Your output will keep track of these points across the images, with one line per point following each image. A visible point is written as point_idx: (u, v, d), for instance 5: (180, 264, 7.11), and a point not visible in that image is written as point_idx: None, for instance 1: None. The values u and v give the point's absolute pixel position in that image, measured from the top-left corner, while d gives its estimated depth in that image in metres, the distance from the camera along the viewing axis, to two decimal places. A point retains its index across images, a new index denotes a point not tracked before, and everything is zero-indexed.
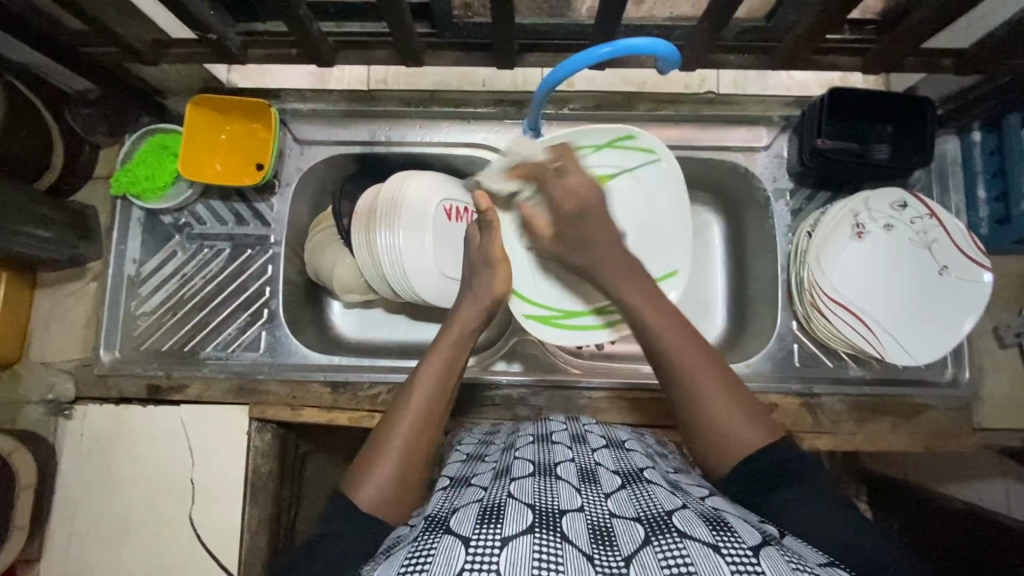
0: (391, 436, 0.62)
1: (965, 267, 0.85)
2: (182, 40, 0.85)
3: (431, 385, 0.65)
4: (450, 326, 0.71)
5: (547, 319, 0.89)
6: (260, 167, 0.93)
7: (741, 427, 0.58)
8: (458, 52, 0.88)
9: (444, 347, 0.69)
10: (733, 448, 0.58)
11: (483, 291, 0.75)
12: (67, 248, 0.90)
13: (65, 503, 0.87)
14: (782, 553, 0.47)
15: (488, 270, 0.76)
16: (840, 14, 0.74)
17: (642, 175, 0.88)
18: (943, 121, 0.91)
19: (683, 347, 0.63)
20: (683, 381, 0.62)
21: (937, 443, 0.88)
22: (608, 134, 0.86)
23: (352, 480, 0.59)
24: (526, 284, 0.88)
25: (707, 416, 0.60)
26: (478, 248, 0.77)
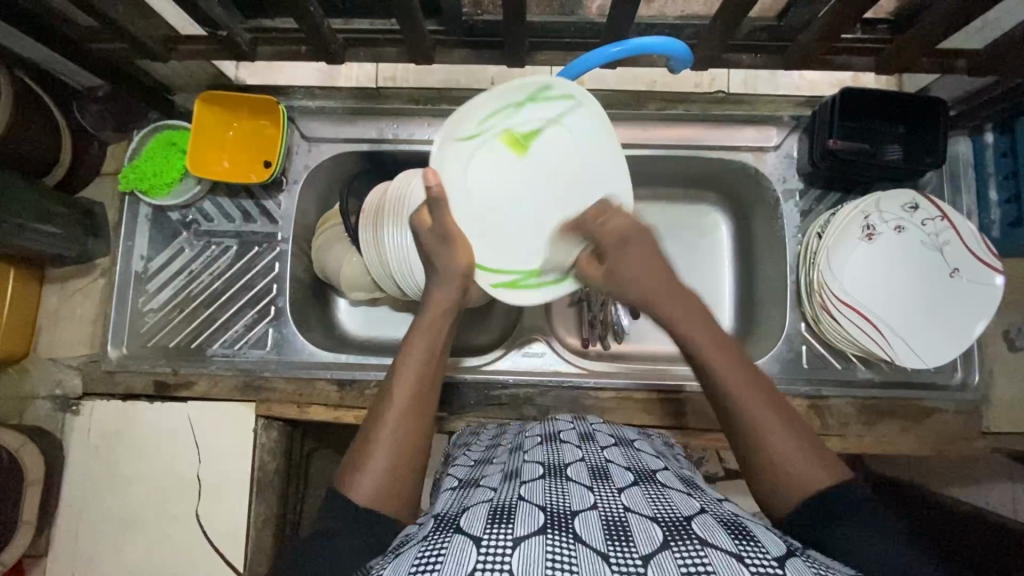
0: (380, 428, 0.61)
1: (977, 270, 0.85)
2: (192, 36, 0.83)
3: (411, 375, 0.64)
4: (427, 309, 0.70)
5: (517, 282, 0.76)
6: (268, 165, 0.93)
7: (802, 463, 0.56)
8: (468, 50, 0.88)
9: (423, 333, 0.68)
10: (793, 484, 0.55)
11: (449, 270, 0.70)
12: (75, 245, 0.90)
13: (72, 498, 0.87)
14: (809, 565, 0.46)
15: (446, 250, 0.70)
16: (854, 13, 0.73)
17: (569, 124, 0.73)
18: (955, 123, 0.91)
19: (741, 386, 0.60)
20: (743, 419, 0.59)
21: (947, 446, 0.88)
22: (521, 88, 0.71)
23: (345, 476, 0.59)
24: (487, 252, 0.74)
25: (767, 453, 0.57)
26: (432, 228, 0.70)
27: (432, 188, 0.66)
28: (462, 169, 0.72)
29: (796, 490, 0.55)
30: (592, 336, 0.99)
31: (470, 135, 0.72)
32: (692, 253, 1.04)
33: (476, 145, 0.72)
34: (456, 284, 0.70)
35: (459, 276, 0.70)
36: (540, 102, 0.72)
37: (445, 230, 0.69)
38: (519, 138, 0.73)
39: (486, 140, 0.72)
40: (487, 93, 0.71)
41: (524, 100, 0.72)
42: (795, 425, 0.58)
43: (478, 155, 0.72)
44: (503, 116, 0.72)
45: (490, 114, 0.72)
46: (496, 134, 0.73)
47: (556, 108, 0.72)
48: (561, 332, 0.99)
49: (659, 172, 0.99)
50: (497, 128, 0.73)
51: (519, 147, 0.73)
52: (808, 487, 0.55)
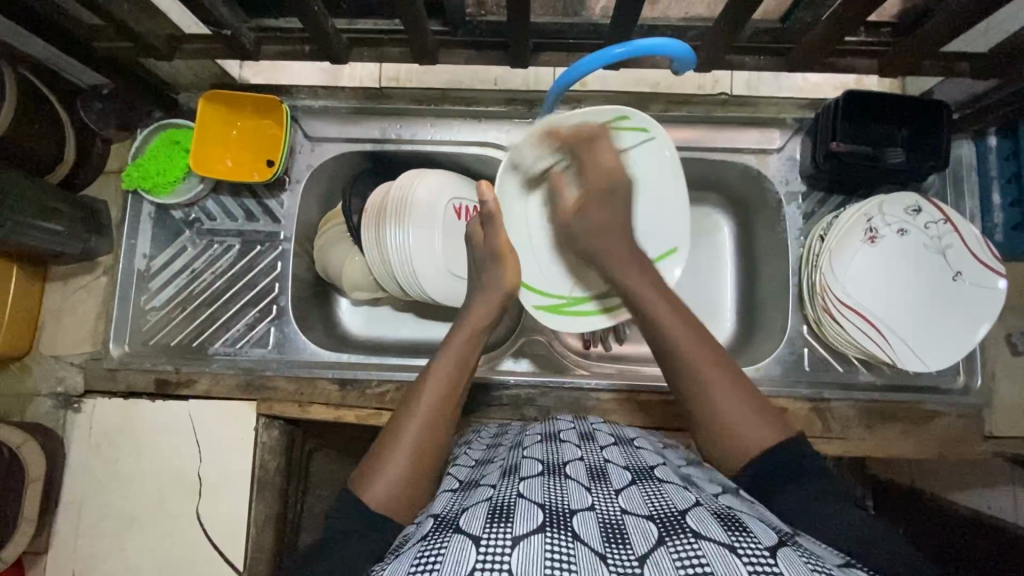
0: (404, 432, 0.62)
1: (978, 273, 0.85)
2: (196, 36, 0.84)
3: (442, 384, 0.66)
4: (460, 326, 0.71)
5: (560, 308, 0.85)
6: (271, 164, 0.93)
7: (747, 418, 0.58)
8: (472, 51, 0.88)
9: (455, 346, 0.69)
10: (738, 439, 0.58)
11: (494, 284, 0.74)
12: (78, 242, 0.90)
13: (73, 496, 0.87)
14: (800, 554, 0.46)
15: (493, 267, 0.75)
16: (858, 16, 0.73)
17: (638, 158, 0.80)
18: (958, 126, 0.91)
19: (694, 347, 0.63)
20: (693, 379, 0.62)
21: (949, 450, 0.88)
22: (603, 116, 0.77)
23: (362, 477, 0.59)
24: (534, 273, 0.84)
25: (716, 412, 0.60)
26: (484, 243, 0.76)
27: (487, 201, 0.73)
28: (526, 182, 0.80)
29: (744, 445, 0.57)
30: (594, 337, 0.98)
31: (543, 154, 0.79)
32: (695, 254, 1.04)
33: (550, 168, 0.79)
34: (496, 300, 0.73)
35: (503, 292, 0.74)
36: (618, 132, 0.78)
37: (495, 247, 0.75)
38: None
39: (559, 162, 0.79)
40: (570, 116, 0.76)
41: (604, 128, 0.78)
42: (748, 393, 0.60)
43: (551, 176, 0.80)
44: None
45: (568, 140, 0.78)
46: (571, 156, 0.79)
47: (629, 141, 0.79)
48: (563, 333, 0.98)
49: None
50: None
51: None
52: (756, 442, 0.57)
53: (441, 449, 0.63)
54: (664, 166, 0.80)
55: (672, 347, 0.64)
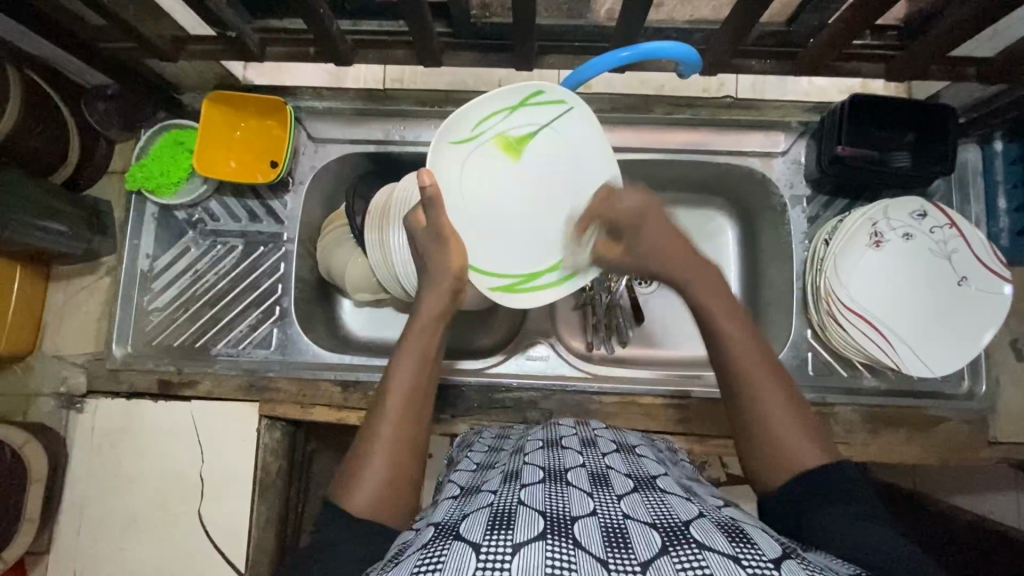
0: (377, 437, 0.61)
1: (985, 278, 0.84)
2: (201, 37, 0.84)
3: (408, 379, 0.65)
4: (418, 316, 0.69)
5: (516, 285, 0.79)
6: (275, 165, 0.93)
7: (800, 441, 0.58)
8: (477, 53, 0.87)
9: (416, 338, 0.68)
10: (788, 462, 0.57)
11: (440, 268, 0.71)
12: (81, 243, 0.90)
13: (75, 496, 0.87)
14: (804, 565, 0.46)
15: (437, 248, 0.71)
16: (866, 20, 0.73)
17: (562, 129, 0.75)
18: (965, 131, 0.90)
19: (750, 361, 0.62)
20: (747, 389, 0.61)
21: (953, 455, 0.87)
22: (514, 94, 0.73)
23: (343, 486, 0.59)
24: (484, 255, 0.77)
25: (769, 427, 0.59)
26: (427, 228, 0.71)
27: (426, 188, 0.66)
28: (458, 171, 0.74)
29: (789, 466, 0.57)
30: (596, 339, 0.98)
31: (465, 139, 0.73)
32: None
33: (472, 147, 0.74)
34: (448, 286, 0.71)
35: (449, 273, 0.71)
36: (532, 108, 0.74)
37: (438, 229, 0.70)
38: (511, 142, 0.75)
39: (480, 144, 0.74)
40: (481, 99, 0.71)
41: (517, 105, 0.74)
42: (798, 412, 0.60)
43: (474, 156, 0.75)
44: (495, 120, 0.74)
45: (486, 117, 0.73)
46: (491, 138, 0.75)
47: (547, 115, 0.75)
48: (566, 336, 0.99)
49: (665, 176, 0.99)
50: (490, 133, 0.74)
51: (512, 151, 0.76)
52: (803, 465, 0.57)
53: (419, 444, 0.63)
54: (584, 137, 0.75)
55: (731, 350, 0.63)
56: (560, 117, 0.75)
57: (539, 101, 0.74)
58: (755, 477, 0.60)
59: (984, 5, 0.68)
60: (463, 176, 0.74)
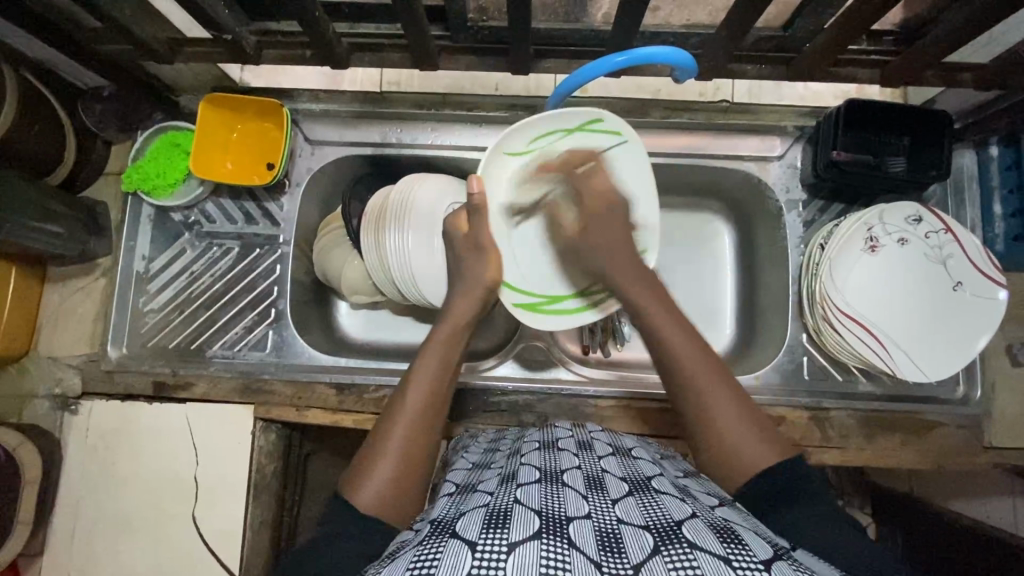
0: (389, 436, 0.61)
1: (980, 284, 0.84)
2: (199, 39, 0.84)
3: (427, 382, 0.65)
4: (444, 321, 0.70)
5: (538, 306, 0.82)
6: (271, 167, 0.93)
7: (749, 439, 0.58)
8: (474, 56, 0.88)
9: (438, 343, 0.68)
10: (738, 463, 0.57)
11: (474, 279, 0.73)
12: (77, 244, 0.90)
13: (69, 498, 0.87)
14: (795, 568, 0.46)
15: (476, 261, 0.74)
16: (861, 25, 0.73)
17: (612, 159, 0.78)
18: (960, 136, 0.90)
19: (695, 367, 0.62)
20: (691, 391, 0.61)
21: (947, 461, 0.88)
22: (573, 118, 0.76)
23: (351, 481, 0.58)
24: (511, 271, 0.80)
25: (716, 426, 0.59)
26: (468, 236, 0.75)
27: (475, 196, 0.72)
28: (505, 181, 0.78)
29: (741, 465, 0.57)
30: (592, 343, 0.98)
31: (518, 152, 0.77)
32: (693, 261, 1.03)
33: (523, 161, 0.78)
34: (477, 294, 0.72)
35: (482, 286, 0.73)
36: (587, 133, 0.77)
37: (479, 241, 0.74)
38: (561, 162, 0.78)
39: (531, 160, 0.78)
40: (538, 117, 0.75)
41: (572, 129, 0.77)
42: (750, 416, 0.59)
43: (524, 170, 0.78)
44: (551, 140, 0.77)
45: (541, 134, 0.77)
46: (543, 154, 0.78)
47: (602, 142, 0.77)
48: (561, 339, 0.98)
49: (661, 180, 0.99)
50: (543, 151, 0.78)
51: (561, 171, 0.79)
52: (752, 466, 0.56)
53: (431, 450, 0.63)
54: (633, 168, 0.77)
55: (675, 357, 0.63)
56: (612, 146, 0.77)
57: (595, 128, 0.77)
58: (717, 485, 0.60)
59: (979, 12, 0.68)
60: (510, 187, 0.79)
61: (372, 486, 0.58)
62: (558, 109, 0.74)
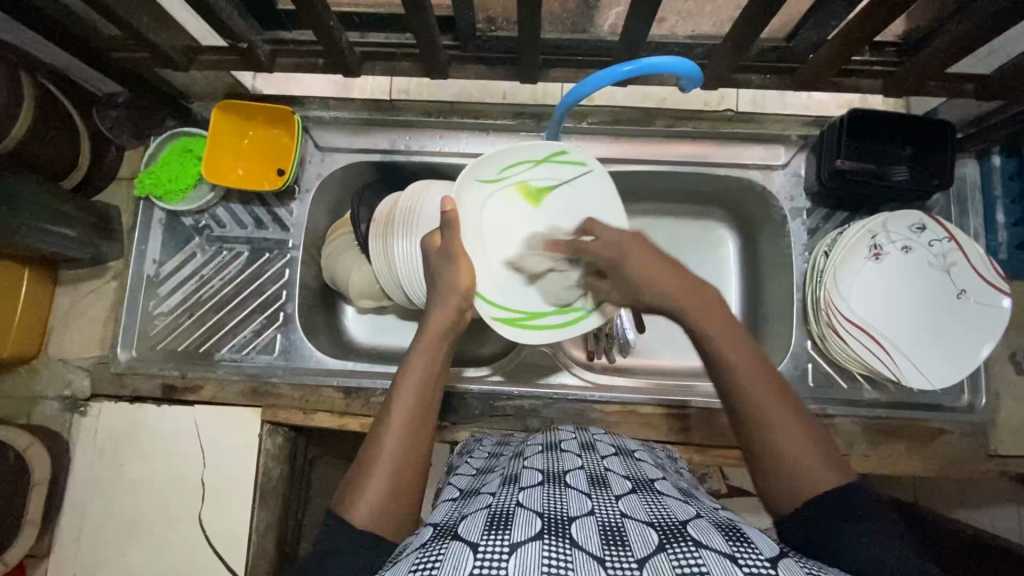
0: (377, 454, 0.61)
1: (984, 292, 0.85)
2: (214, 48, 0.85)
3: (411, 393, 0.65)
4: (426, 329, 0.70)
5: (518, 320, 0.82)
6: (281, 173, 0.95)
7: (812, 459, 0.55)
8: (482, 66, 0.89)
9: (422, 353, 0.68)
10: (804, 483, 0.55)
11: (447, 288, 0.72)
12: (89, 247, 0.91)
13: (77, 499, 0.88)
14: (801, 565, 0.46)
15: (449, 268, 0.72)
16: (865, 37, 0.74)
17: (579, 187, 0.82)
18: (962, 146, 0.92)
19: (759, 380, 0.58)
20: (758, 412, 0.57)
21: (952, 468, 0.88)
22: (541, 148, 0.81)
23: (344, 498, 0.58)
24: (489, 284, 0.79)
25: (780, 444, 0.56)
26: (439, 249, 0.73)
27: (448, 211, 0.72)
28: (478, 208, 0.79)
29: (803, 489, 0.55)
30: (597, 348, 0.99)
31: (492, 179, 0.79)
32: (697, 269, 1.04)
33: (496, 188, 0.80)
34: (455, 301, 0.71)
35: (457, 293, 0.72)
36: (553, 164, 0.82)
37: (451, 250, 0.72)
38: (533, 191, 0.81)
39: (504, 188, 0.80)
40: (510, 147, 0.79)
41: (540, 159, 0.81)
42: (812, 432, 0.57)
43: (496, 197, 0.80)
44: (521, 168, 0.81)
45: (512, 163, 0.80)
46: (513, 186, 0.81)
47: (567, 173, 0.82)
48: (566, 345, 0.99)
49: (665, 188, 1.00)
50: (514, 180, 0.81)
51: (532, 199, 0.81)
52: (819, 486, 0.54)
53: (422, 462, 0.62)
54: (601, 194, 0.82)
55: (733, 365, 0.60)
56: (578, 176, 0.82)
57: (561, 160, 0.82)
58: (771, 504, 0.57)
59: (981, 24, 0.69)
60: (484, 214, 0.79)
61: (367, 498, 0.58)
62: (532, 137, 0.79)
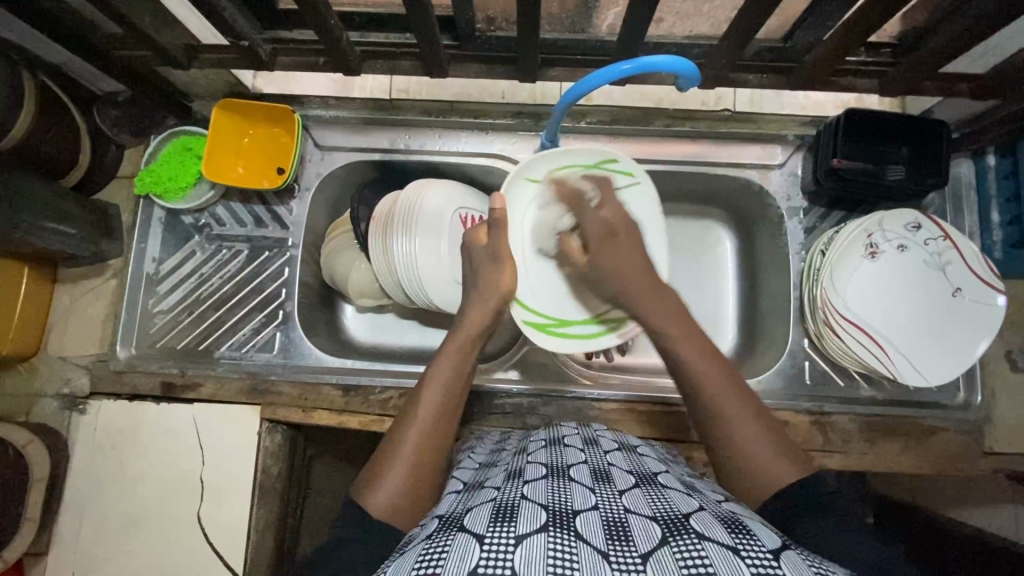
0: (402, 445, 0.62)
1: (979, 290, 0.85)
2: (214, 46, 0.86)
3: (440, 389, 0.66)
4: (457, 333, 0.71)
5: (547, 327, 0.86)
6: (281, 171, 0.95)
7: (768, 455, 0.58)
8: (481, 65, 0.90)
9: (453, 352, 0.69)
10: (759, 477, 0.58)
11: (490, 287, 0.74)
12: (89, 245, 0.92)
13: (75, 497, 0.88)
14: (802, 558, 0.47)
15: (495, 269, 0.76)
16: (861, 37, 0.75)
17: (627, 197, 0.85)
18: (958, 145, 0.92)
19: (712, 376, 0.63)
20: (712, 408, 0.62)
21: (949, 465, 0.88)
22: (590, 155, 0.83)
23: (365, 486, 0.59)
24: (527, 290, 0.85)
25: (735, 440, 0.60)
26: (486, 247, 0.77)
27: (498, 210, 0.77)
28: (527, 205, 0.84)
29: (762, 477, 0.57)
30: (596, 347, 0.99)
31: (541, 179, 0.84)
32: (696, 268, 1.05)
33: (544, 188, 0.84)
34: (494, 302, 0.74)
35: (499, 294, 0.74)
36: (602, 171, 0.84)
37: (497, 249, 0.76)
38: None
39: (553, 188, 0.84)
40: (564, 150, 0.83)
41: (590, 165, 0.84)
42: (770, 431, 0.60)
43: (544, 196, 0.84)
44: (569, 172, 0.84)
45: (563, 167, 0.84)
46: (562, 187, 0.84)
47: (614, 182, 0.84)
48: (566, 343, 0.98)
49: (663, 188, 1.01)
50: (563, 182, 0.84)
51: None
52: (773, 481, 0.57)
53: (442, 459, 0.63)
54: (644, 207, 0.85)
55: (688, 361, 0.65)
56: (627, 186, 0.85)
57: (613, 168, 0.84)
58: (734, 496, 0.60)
59: (975, 24, 0.70)
60: (530, 211, 0.84)
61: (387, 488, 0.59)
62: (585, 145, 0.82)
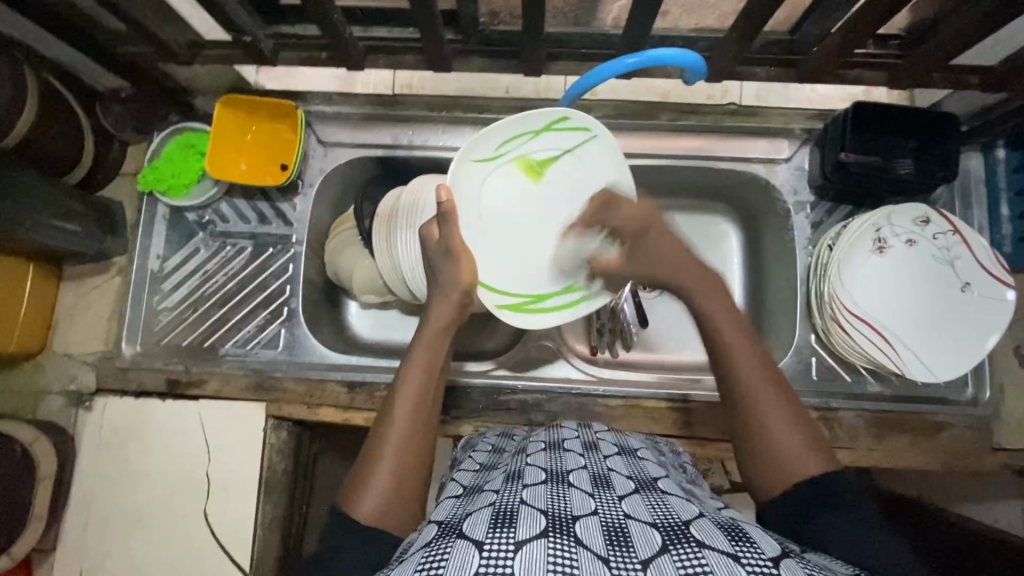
0: (382, 450, 0.61)
1: (988, 285, 0.85)
2: (217, 42, 0.86)
3: (413, 388, 0.66)
4: (426, 327, 0.71)
5: (522, 306, 0.83)
6: (284, 167, 0.95)
7: (798, 445, 0.60)
8: (485, 59, 0.89)
9: (424, 349, 0.69)
10: (786, 465, 0.59)
11: (448, 282, 0.72)
12: (94, 242, 0.92)
13: (82, 494, 0.88)
14: (803, 565, 0.46)
15: (449, 264, 0.72)
16: (869, 29, 0.74)
17: (584, 154, 0.80)
18: (966, 138, 0.91)
19: (744, 358, 0.65)
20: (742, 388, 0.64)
21: (957, 461, 0.88)
22: (542, 117, 0.78)
23: (348, 495, 0.59)
24: (494, 272, 0.80)
25: (764, 425, 0.61)
26: (438, 242, 0.72)
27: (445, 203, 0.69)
28: (477, 189, 0.78)
29: (781, 469, 0.59)
30: (600, 343, 0.99)
31: (487, 158, 0.77)
32: None
33: (494, 166, 0.78)
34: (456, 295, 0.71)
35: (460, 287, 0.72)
36: (555, 133, 0.79)
37: (451, 246, 0.71)
38: (532, 163, 0.80)
39: (502, 164, 0.79)
40: (507, 123, 0.76)
41: (540, 129, 0.79)
42: (802, 422, 0.61)
43: (495, 174, 0.79)
44: (519, 142, 0.79)
45: (511, 139, 0.78)
46: (510, 159, 0.79)
47: (569, 141, 0.80)
48: (568, 339, 0.99)
49: (667, 182, 1.00)
50: (513, 154, 0.79)
51: (533, 172, 0.81)
52: (799, 468, 0.58)
53: (423, 457, 0.63)
54: (602, 164, 0.80)
55: (725, 341, 0.66)
56: (583, 143, 0.80)
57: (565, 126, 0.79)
58: (752, 476, 0.62)
59: (987, 15, 0.69)
60: (483, 194, 0.78)
61: (369, 496, 0.58)
62: (532, 111, 0.75)
